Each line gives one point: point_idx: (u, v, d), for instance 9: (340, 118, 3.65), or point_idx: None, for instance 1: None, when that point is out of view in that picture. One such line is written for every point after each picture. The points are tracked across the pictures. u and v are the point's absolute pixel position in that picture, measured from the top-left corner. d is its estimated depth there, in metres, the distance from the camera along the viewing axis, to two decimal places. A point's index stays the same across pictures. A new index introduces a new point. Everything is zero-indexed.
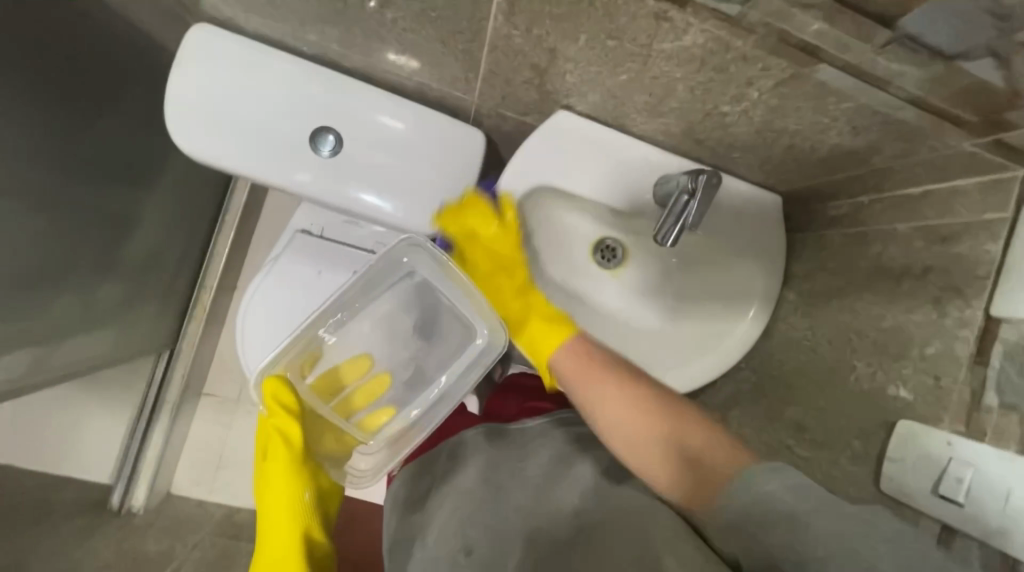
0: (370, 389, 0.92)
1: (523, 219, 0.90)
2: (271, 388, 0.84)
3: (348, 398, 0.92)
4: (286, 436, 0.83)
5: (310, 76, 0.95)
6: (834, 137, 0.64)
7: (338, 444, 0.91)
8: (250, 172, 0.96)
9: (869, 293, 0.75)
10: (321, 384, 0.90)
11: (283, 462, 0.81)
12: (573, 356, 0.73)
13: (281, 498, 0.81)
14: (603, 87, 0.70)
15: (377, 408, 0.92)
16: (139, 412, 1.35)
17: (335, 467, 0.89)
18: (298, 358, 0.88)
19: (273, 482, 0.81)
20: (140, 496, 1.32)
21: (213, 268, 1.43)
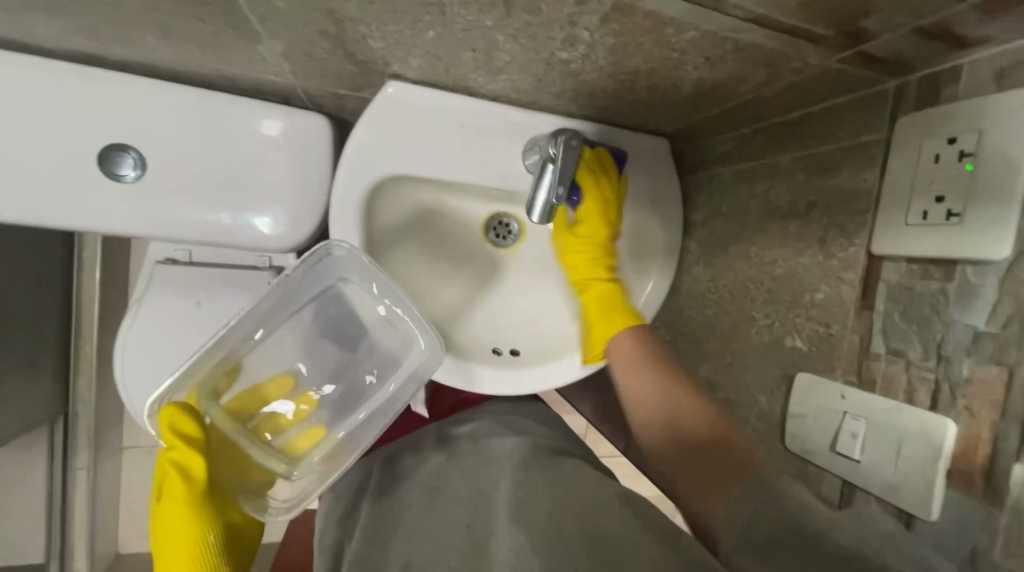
0: (294, 411, 0.78)
1: (383, 215, 0.77)
2: (166, 414, 0.66)
3: (274, 419, 0.77)
4: (186, 471, 0.65)
5: (75, 82, 0.75)
6: (692, 71, 0.54)
7: (258, 473, 0.74)
8: (34, 218, 0.77)
9: (761, 237, 0.69)
10: (239, 407, 0.75)
11: (178, 502, 0.63)
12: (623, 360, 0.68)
13: (177, 543, 0.63)
14: (417, 48, 0.56)
15: (306, 429, 0.77)
16: (53, 485, 1.29)
17: (251, 500, 0.71)
18: (209, 379, 0.73)
19: (170, 522, 0.63)
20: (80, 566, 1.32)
21: (88, 316, 1.27)
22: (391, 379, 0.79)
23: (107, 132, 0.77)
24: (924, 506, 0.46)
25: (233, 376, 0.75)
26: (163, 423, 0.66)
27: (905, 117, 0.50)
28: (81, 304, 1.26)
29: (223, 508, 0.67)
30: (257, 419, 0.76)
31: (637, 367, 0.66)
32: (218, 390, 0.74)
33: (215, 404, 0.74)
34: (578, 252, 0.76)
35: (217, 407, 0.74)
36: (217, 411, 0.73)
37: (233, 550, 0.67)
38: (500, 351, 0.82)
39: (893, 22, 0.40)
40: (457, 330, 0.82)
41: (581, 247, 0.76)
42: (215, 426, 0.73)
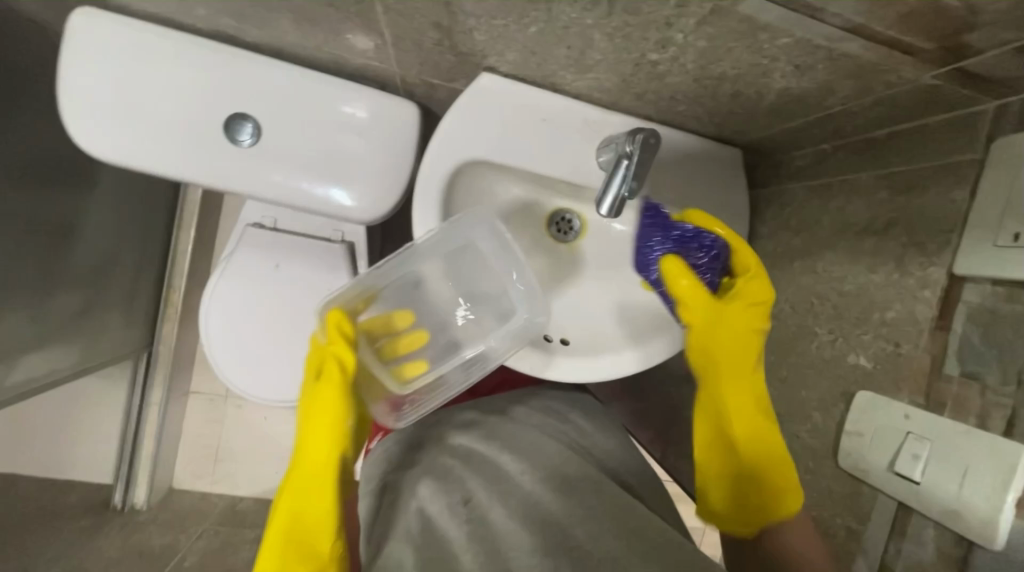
0: (410, 343, 0.76)
1: (459, 198, 0.82)
2: (334, 315, 0.67)
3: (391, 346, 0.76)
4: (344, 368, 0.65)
5: (214, 58, 0.87)
6: (779, 79, 0.56)
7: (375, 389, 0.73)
8: (167, 172, 0.90)
9: (831, 253, 0.68)
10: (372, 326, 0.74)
11: (331, 390, 0.63)
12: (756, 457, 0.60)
13: (323, 425, 0.63)
14: (516, 42, 0.61)
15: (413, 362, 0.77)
16: (130, 415, 1.43)
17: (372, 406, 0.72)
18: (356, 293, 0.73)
19: (321, 405, 0.64)
20: (141, 495, 1.43)
21: (179, 268, 1.40)
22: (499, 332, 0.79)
23: (232, 103, 0.89)
24: (988, 534, 0.44)
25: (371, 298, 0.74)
26: (329, 322, 0.67)
27: (1003, 138, 0.49)
28: (176, 255, 1.40)
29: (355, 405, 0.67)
30: (382, 345, 0.75)
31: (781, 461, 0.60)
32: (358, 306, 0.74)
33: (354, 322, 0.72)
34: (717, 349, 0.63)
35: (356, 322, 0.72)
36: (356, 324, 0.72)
37: (357, 442, 0.69)
38: (550, 339, 0.83)
39: (999, 37, 0.40)
40: None
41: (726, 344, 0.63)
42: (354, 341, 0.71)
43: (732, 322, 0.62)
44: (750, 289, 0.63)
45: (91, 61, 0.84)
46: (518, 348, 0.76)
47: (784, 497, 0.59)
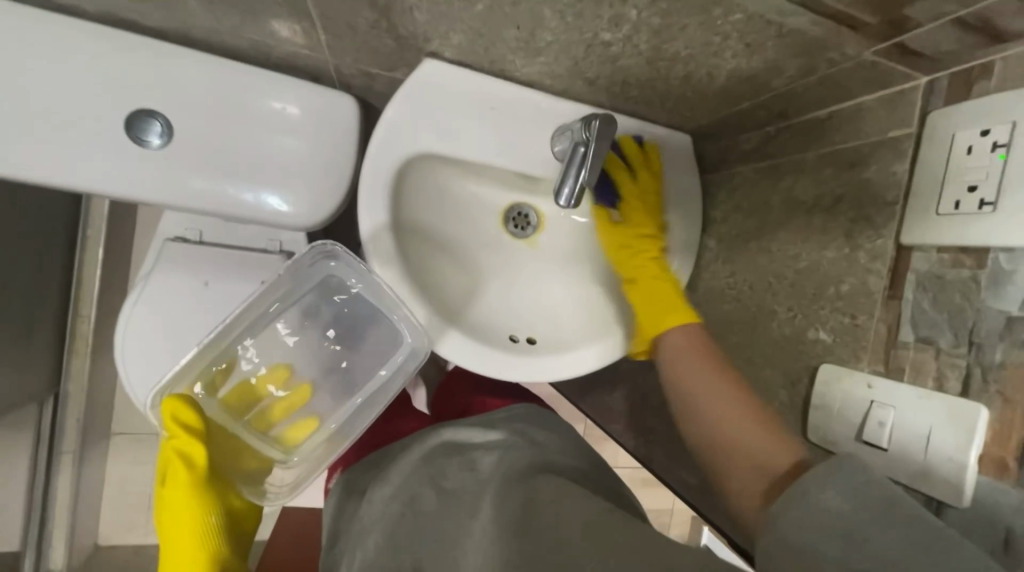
0: (292, 399, 0.80)
1: (409, 197, 0.76)
2: (168, 404, 0.68)
3: (266, 413, 0.79)
4: (188, 457, 0.67)
5: (106, 48, 0.75)
6: (730, 60, 0.56)
7: (254, 461, 0.76)
8: (54, 180, 0.76)
9: (783, 232, 0.70)
10: (234, 401, 0.77)
11: (178, 491, 0.65)
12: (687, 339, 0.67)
13: (181, 526, 0.64)
14: (460, 22, 0.57)
15: (301, 419, 0.80)
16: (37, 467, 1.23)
17: (249, 486, 0.75)
18: (203, 373, 0.75)
19: (172, 512, 0.65)
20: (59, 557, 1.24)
21: (85, 295, 1.25)
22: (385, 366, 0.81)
23: (133, 98, 0.77)
24: (956, 492, 0.46)
25: (229, 369, 0.77)
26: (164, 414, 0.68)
27: (937, 112, 0.52)
28: (83, 278, 1.24)
29: (224, 495, 0.70)
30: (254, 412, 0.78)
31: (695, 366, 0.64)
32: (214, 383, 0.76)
33: (212, 399, 0.76)
34: (635, 263, 0.76)
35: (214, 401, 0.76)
36: (214, 404, 0.75)
37: (234, 530, 0.69)
38: (516, 339, 0.81)
39: (935, 9, 0.42)
40: (473, 315, 0.82)
41: (626, 247, 0.77)
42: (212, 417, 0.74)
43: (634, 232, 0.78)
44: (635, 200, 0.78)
45: None
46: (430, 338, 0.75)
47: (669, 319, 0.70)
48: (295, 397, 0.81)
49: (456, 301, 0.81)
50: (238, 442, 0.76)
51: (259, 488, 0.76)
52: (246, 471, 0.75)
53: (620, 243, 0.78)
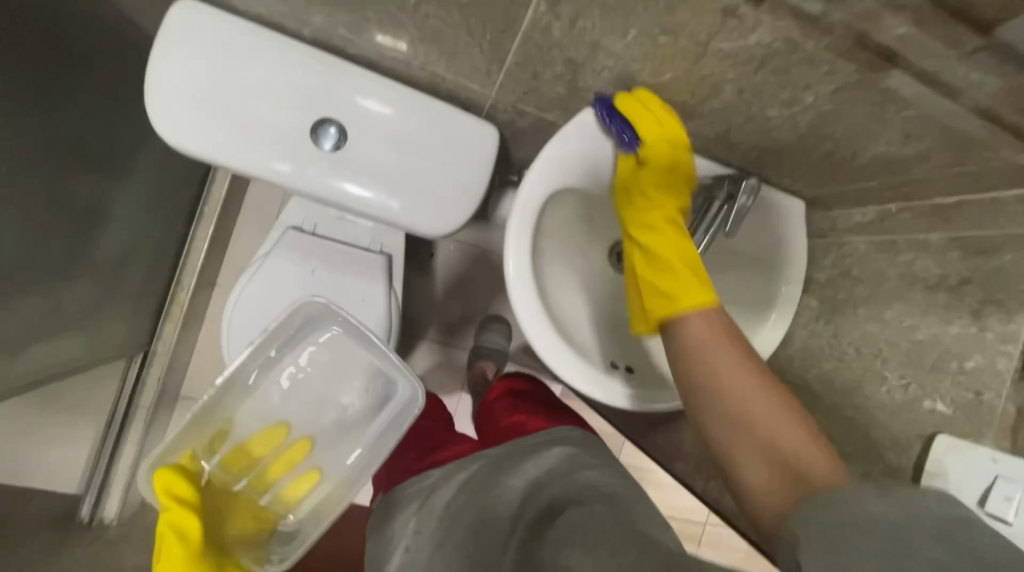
0: (290, 458, 0.93)
1: (543, 225, 0.85)
2: (161, 479, 0.75)
3: (265, 473, 0.92)
4: (180, 528, 0.71)
5: (309, 63, 0.87)
6: (881, 145, 0.62)
7: (254, 523, 0.87)
8: (243, 168, 0.87)
9: (899, 304, 0.74)
10: (232, 462, 0.90)
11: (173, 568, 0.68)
12: (704, 323, 0.63)
13: None
14: (640, 85, 0.66)
15: (301, 473, 0.94)
16: (111, 420, 1.27)
17: (247, 549, 0.83)
18: (203, 437, 0.88)
19: None
20: (115, 508, 1.25)
21: (190, 265, 1.35)
22: (378, 419, 0.96)
23: (321, 108, 0.89)
24: None
25: (225, 435, 0.91)
26: (159, 488, 0.74)
27: None
28: (190, 252, 1.35)
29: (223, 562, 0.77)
30: (252, 472, 0.91)
31: (721, 352, 0.60)
32: (211, 448, 0.89)
33: (211, 460, 0.89)
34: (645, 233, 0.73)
35: (212, 464, 0.88)
36: (216, 468, 0.88)
37: None
38: (618, 365, 0.86)
39: None
40: (581, 337, 0.87)
41: (652, 228, 0.72)
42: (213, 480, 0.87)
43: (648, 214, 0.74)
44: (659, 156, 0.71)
45: (182, 48, 0.82)
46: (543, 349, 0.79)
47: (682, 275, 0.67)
48: (291, 455, 0.94)
49: (569, 323, 0.87)
50: (238, 500, 0.88)
51: (256, 550, 0.85)
52: (242, 532, 0.84)
53: (648, 211, 0.74)
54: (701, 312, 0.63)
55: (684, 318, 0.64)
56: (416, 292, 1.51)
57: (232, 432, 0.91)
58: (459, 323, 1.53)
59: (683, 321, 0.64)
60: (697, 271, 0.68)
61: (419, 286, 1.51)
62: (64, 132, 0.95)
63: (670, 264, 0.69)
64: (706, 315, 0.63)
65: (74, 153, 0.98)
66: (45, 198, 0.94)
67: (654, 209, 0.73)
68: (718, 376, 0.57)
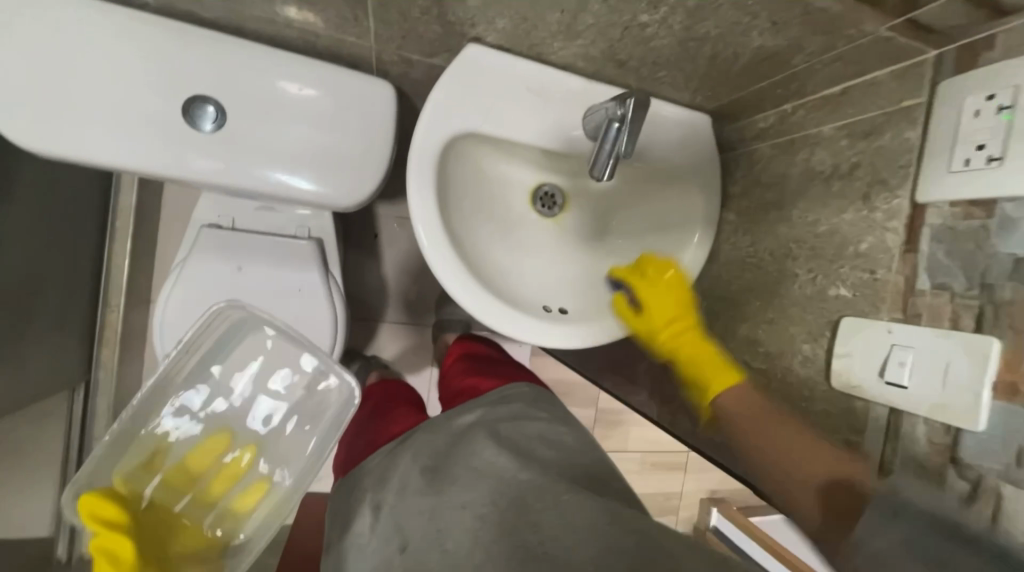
0: (235, 469, 0.88)
1: (449, 176, 0.82)
2: (85, 504, 0.71)
3: (208, 490, 0.86)
4: (112, 552, 0.67)
5: (165, 37, 0.79)
6: (756, 38, 0.62)
7: (195, 542, 0.81)
8: (118, 163, 0.81)
9: (803, 200, 0.75)
10: (175, 479, 0.84)
11: None
12: (743, 403, 0.67)
13: None
14: (509, 8, 0.62)
15: (248, 487, 0.87)
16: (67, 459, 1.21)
17: (191, 570, 0.77)
18: (138, 457, 0.83)
19: None
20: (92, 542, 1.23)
21: (115, 285, 1.27)
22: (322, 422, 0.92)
23: (191, 85, 0.81)
24: (970, 419, 0.52)
25: (165, 452, 0.86)
26: (85, 514, 0.71)
27: (946, 81, 0.57)
28: (114, 270, 1.26)
29: None
30: (197, 488, 0.85)
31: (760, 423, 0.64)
32: (151, 467, 0.84)
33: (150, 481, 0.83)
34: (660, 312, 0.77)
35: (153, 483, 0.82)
36: (158, 486, 0.82)
37: None
38: (551, 309, 0.86)
39: None
40: (509, 287, 0.86)
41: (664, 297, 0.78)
42: (156, 500, 0.81)
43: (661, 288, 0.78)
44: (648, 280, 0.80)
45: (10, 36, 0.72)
46: (466, 296, 0.77)
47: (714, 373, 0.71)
48: (236, 467, 0.88)
49: (494, 273, 0.86)
50: (183, 519, 0.82)
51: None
52: (183, 552, 0.78)
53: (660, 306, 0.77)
54: (730, 391, 0.68)
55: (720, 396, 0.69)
56: (361, 275, 1.46)
57: (172, 448, 0.86)
58: (412, 299, 1.50)
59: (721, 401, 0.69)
60: (710, 357, 0.72)
61: (363, 268, 1.46)
62: None
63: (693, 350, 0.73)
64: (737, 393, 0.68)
65: None
66: None
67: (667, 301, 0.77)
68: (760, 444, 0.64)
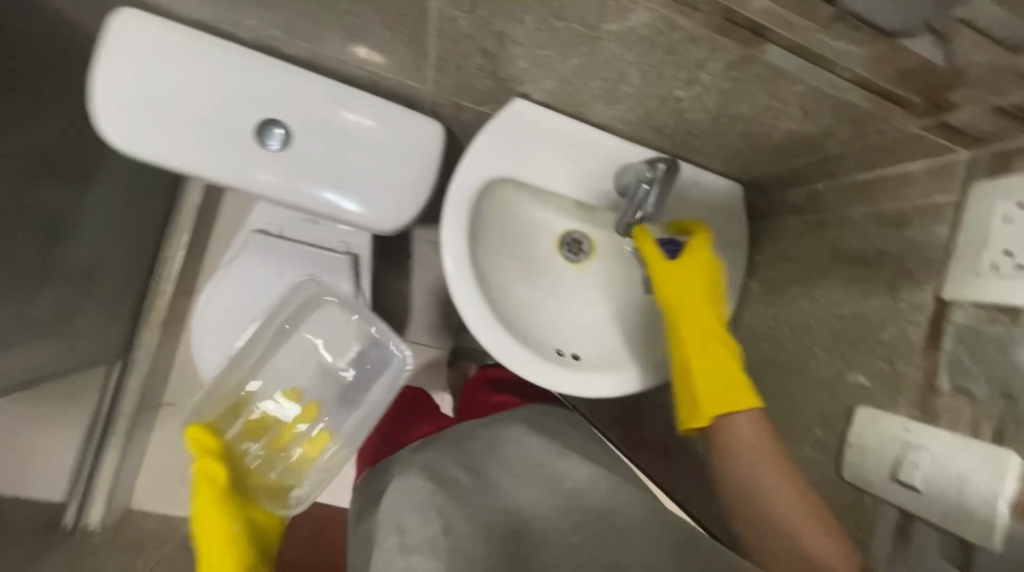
0: (303, 416, 1.12)
1: (482, 216, 0.87)
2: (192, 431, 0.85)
3: (279, 435, 1.10)
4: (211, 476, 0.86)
5: (253, 66, 0.89)
6: (788, 122, 0.65)
7: (265, 486, 1.03)
8: (193, 170, 0.90)
9: (827, 280, 0.75)
10: (254, 426, 1.09)
11: (207, 503, 0.82)
12: (752, 427, 0.66)
13: (212, 527, 0.79)
14: (555, 72, 0.68)
15: (313, 435, 1.10)
16: (92, 427, 1.27)
17: (265, 501, 0.99)
18: (225, 403, 1.07)
19: (206, 520, 0.80)
20: (98, 511, 1.24)
21: (166, 274, 1.38)
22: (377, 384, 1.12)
23: (267, 110, 0.91)
24: (985, 537, 0.49)
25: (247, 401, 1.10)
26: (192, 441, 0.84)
27: (980, 182, 0.57)
28: (168, 259, 1.38)
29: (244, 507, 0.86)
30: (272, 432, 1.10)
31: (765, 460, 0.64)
32: (236, 414, 1.08)
33: (234, 426, 1.07)
34: (688, 306, 0.75)
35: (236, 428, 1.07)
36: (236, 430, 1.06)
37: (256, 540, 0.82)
38: (563, 353, 0.90)
39: (977, 95, 0.51)
40: (526, 327, 0.89)
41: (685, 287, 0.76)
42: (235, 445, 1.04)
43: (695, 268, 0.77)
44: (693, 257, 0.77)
45: (126, 54, 0.83)
46: (484, 334, 0.81)
47: (724, 399, 0.68)
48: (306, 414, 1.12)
49: (513, 312, 0.89)
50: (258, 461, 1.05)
51: (274, 501, 1.01)
52: (262, 486, 1.03)
53: (703, 299, 0.75)
54: (747, 412, 0.67)
55: (727, 417, 0.68)
56: (389, 293, 1.52)
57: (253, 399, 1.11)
58: (434, 323, 1.53)
59: (726, 423, 0.67)
60: (718, 369, 0.71)
61: (392, 287, 1.51)
62: None
63: (712, 345, 0.73)
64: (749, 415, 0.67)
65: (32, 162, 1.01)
66: None
67: (698, 289, 0.76)
68: (756, 479, 0.63)
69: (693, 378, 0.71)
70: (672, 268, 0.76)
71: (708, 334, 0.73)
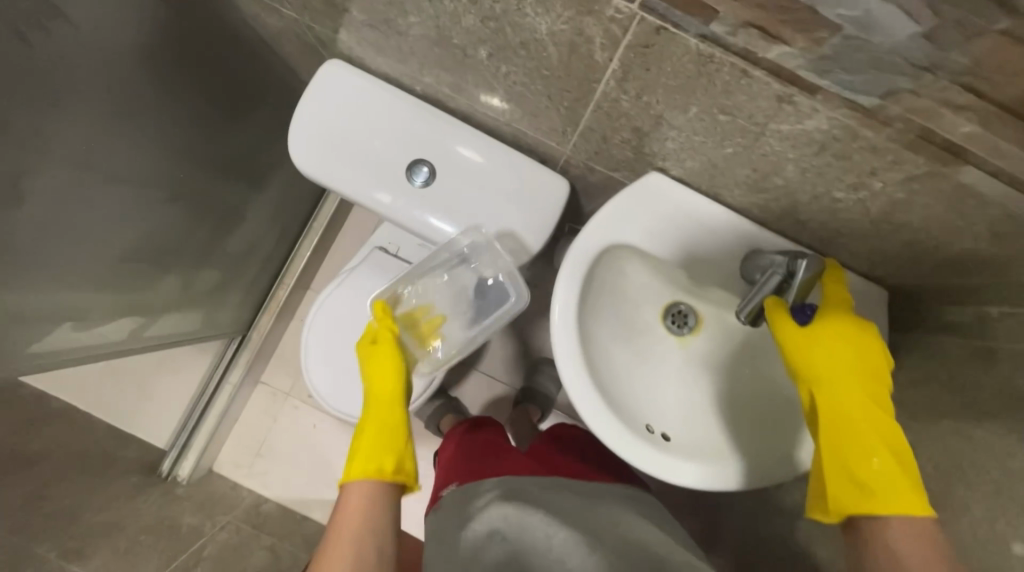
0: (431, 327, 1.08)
1: (596, 279, 0.88)
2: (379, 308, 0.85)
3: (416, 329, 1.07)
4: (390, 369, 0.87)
5: (415, 113, 1.01)
6: (965, 240, 0.59)
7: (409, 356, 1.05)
8: (349, 194, 1.02)
9: (990, 422, 0.65)
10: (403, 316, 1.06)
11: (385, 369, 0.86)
12: (912, 534, 0.57)
13: (385, 374, 0.88)
14: (703, 156, 0.69)
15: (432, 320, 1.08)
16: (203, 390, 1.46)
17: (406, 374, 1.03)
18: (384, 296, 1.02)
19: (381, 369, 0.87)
20: (188, 467, 1.40)
21: (293, 270, 1.50)
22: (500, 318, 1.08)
23: (419, 151, 1.01)
24: None
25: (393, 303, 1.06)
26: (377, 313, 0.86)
27: None
28: (295, 257, 1.51)
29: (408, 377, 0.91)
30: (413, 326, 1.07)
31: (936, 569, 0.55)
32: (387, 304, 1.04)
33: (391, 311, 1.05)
34: (835, 390, 0.67)
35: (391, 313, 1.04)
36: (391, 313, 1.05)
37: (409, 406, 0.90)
38: (652, 430, 0.86)
39: None
40: (619, 395, 0.87)
41: (830, 362, 0.68)
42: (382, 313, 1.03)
43: (841, 341, 0.68)
44: (840, 331, 0.68)
45: (324, 97, 1.00)
46: (579, 396, 0.81)
47: (880, 494, 0.60)
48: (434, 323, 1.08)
49: (609, 377, 0.88)
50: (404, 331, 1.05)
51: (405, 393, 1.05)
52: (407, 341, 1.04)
53: (847, 378, 0.67)
54: (912, 516, 0.58)
55: (883, 519, 0.59)
56: None
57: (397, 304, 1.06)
58: (512, 361, 1.56)
59: (878, 521, 0.60)
60: (873, 460, 0.62)
61: None
62: (218, 147, 1.20)
63: (865, 438, 0.64)
64: (916, 523, 0.58)
65: (220, 162, 1.22)
66: (191, 196, 1.18)
67: (840, 365, 0.68)
68: None
69: (835, 476, 0.64)
70: (807, 335, 0.69)
71: (865, 427, 0.64)
